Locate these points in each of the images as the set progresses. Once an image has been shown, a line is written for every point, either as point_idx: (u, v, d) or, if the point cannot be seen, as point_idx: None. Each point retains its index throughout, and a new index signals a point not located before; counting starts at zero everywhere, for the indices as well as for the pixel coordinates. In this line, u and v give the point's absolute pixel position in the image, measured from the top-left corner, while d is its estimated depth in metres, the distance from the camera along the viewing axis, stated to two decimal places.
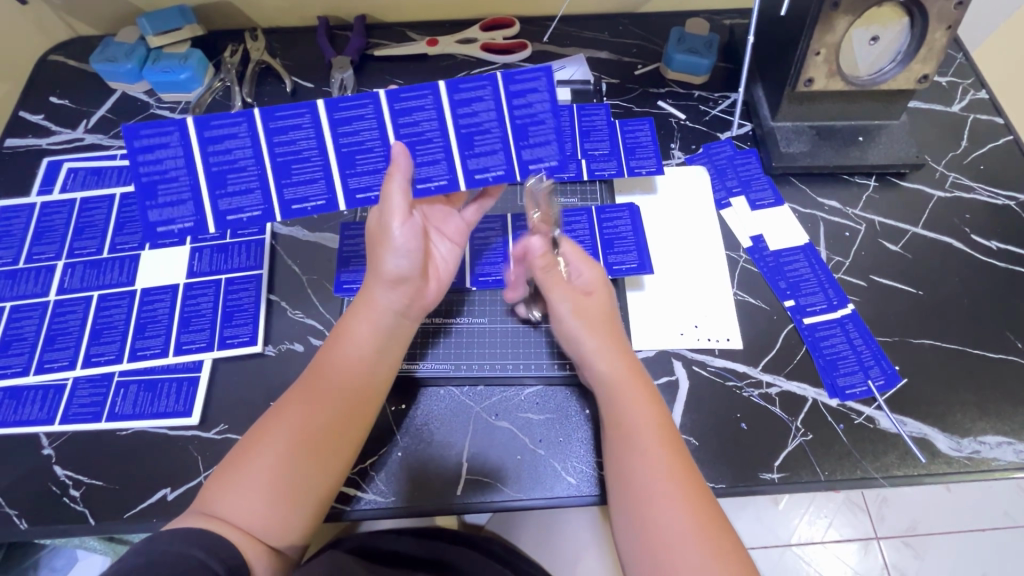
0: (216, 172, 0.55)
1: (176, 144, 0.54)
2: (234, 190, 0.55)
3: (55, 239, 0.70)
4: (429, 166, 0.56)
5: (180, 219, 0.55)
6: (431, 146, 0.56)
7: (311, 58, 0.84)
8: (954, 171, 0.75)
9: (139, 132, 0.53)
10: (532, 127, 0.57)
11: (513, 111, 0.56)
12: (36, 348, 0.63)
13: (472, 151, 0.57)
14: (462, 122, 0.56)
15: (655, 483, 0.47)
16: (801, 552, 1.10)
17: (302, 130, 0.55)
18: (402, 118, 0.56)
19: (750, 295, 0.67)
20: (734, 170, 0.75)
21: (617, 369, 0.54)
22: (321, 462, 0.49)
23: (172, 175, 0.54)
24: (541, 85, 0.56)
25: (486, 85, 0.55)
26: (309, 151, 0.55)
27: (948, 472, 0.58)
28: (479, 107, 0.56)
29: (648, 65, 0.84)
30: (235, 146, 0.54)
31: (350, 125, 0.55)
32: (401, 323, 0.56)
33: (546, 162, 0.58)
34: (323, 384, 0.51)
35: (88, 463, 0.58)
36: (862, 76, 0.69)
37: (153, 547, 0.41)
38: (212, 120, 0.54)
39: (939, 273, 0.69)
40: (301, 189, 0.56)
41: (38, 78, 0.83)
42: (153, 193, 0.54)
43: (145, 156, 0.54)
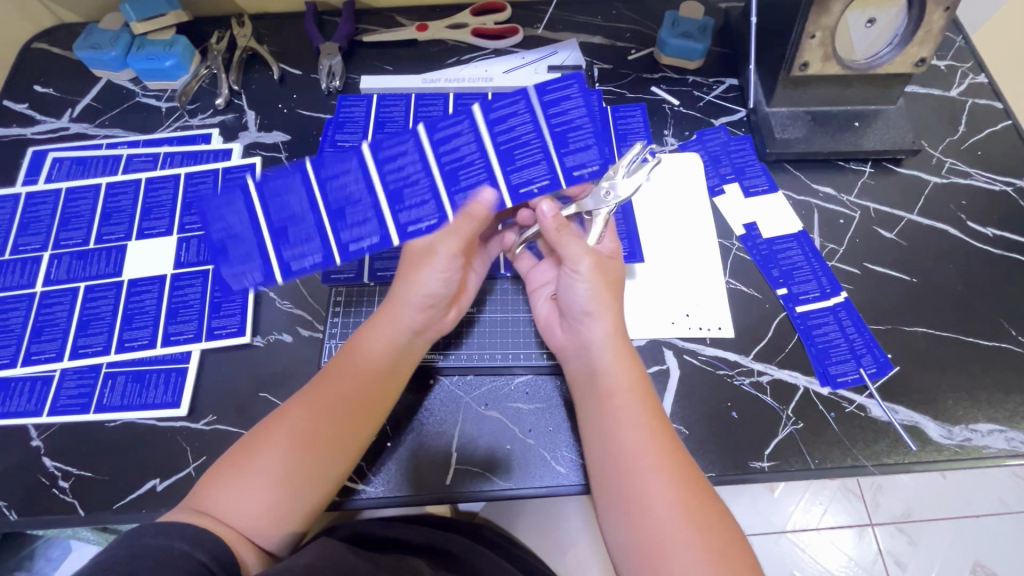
0: (279, 227, 0.58)
1: (241, 205, 0.58)
2: (296, 240, 0.58)
3: (41, 230, 0.69)
4: (474, 188, 0.56)
5: (252, 274, 0.59)
6: (473, 168, 0.56)
7: (299, 45, 0.83)
8: (951, 156, 0.74)
9: (212, 201, 0.58)
10: (570, 133, 0.57)
11: (549, 119, 0.57)
12: (23, 340, 0.63)
13: (514, 165, 0.57)
14: (500, 138, 0.56)
15: (644, 462, 0.47)
16: (796, 538, 1.11)
17: (351, 175, 0.57)
18: (442, 147, 0.57)
19: (742, 283, 0.67)
20: (728, 157, 0.74)
21: (617, 346, 0.53)
22: (319, 466, 0.49)
23: (239, 232, 0.58)
24: (573, 92, 0.57)
25: (519, 100, 0.57)
26: (360, 193, 0.57)
27: (939, 459, 0.58)
28: (515, 122, 0.56)
29: (642, 50, 0.83)
30: (293, 200, 0.57)
31: (394, 161, 0.57)
32: (417, 341, 0.56)
33: (590, 166, 0.57)
34: (332, 388, 0.52)
35: (77, 454, 0.58)
36: (858, 59, 0.68)
37: (135, 540, 0.39)
38: (270, 179, 0.58)
39: (934, 260, 0.68)
40: (357, 231, 0.57)
41: (21, 66, 0.81)
42: (224, 251, 0.59)
43: (217, 223, 0.59)
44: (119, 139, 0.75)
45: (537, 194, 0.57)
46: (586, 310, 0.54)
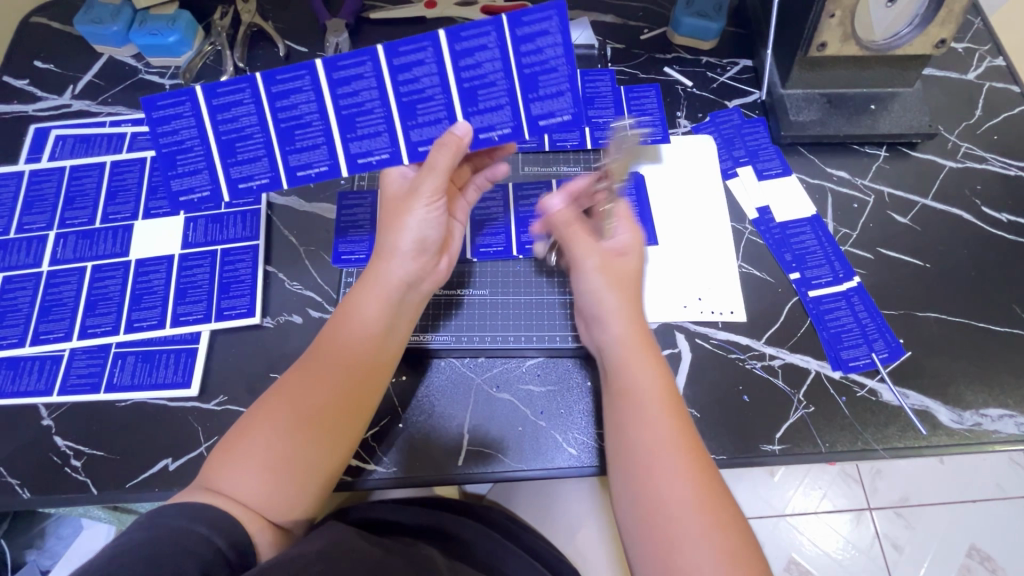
0: (226, 141, 0.54)
1: (188, 114, 0.53)
2: (244, 157, 0.55)
3: (46, 209, 0.68)
4: (431, 125, 0.54)
5: (199, 188, 0.56)
6: (432, 104, 0.53)
7: (304, 21, 0.81)
8: (967, 140, 0.74)
9: (155, 103, 0.53)
10: (542, 76, 0.53)
11: (520, 58, 0.52)
12: (30, 319, 0.63)
13: (476, 108, 0.53)
14: (465, 75, 0.52)
15: (653, 448, 0.47)
16: (795, 522, 1.12)
17: (303, 94, 0.52)
18: (401, 75, 0.52)
19: (754, 267, 0.66)
20: (742, 140, 0.73)
21: (634, 338, 0.54)
22: (319, 439, 0.48)
23: (187, 144, 0.54)
24: (552, 26, 0.51)
25: (490, 30, 0.51)
26: (310, 116, 0.53)
27: (949, 444, 0.58)
28: (483, 57, 0.52)
29: (655, 30, 0.81)
30: (241, 114, 0.53)
31: (349, 85, 0.52)
32: (409, 294, 0.56)
33: (558, 115, 0.54)
34: (326, 354, 0.51)
35: (87, 433, 0.58)
36: (877, 40, 0.66)
37: (155, 522, 0.39)
38: (218, 86, 0.53)
39: (947, 246, 0.68)
40: (306, 155, 0.54)
41: (21, 40, 0.80)
42: (171, 161, 0.55)
43: (162, 126, 0.54)
44: (122, 116, 0.74)
45: (495, 141, 0.54)
46: (606, 311, 0.55)
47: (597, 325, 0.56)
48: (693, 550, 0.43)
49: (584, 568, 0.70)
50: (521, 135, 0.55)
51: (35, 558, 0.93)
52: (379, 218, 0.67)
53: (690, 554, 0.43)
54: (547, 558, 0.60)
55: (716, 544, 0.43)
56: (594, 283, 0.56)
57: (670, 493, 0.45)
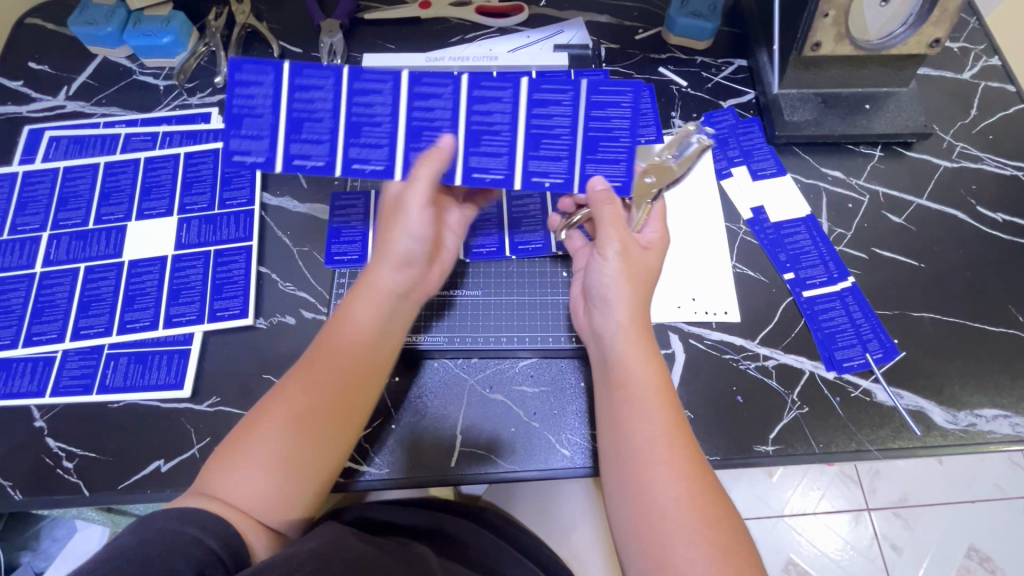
0: (295, 118, 0.55)
1: (270, 84, 0.54)
2: (307, 137, 0.55)
3: (40, 210, 0.68)
4: (490, 158, 0.56)
5: (254, 153, 0.55)
6: (497, 139, 0.56)
7: (299, 22, 0.81)
8: (962, 140, 0.73)
9: (241, 67, 0.54)
10: (603, 141, 0.56)
11: (589, 121, 0.56)
12: (23, 321, 0.63)
13: (535, 153, 0.56)
14: (534, 121, 0.55)
15: (642, 434, 0.48)
16: (793, 523, 1.12)
17: (381, 96, 0.55)
18: (477, 105, 0.55)
19: (749, 268, 0.66)
20: (737, 140, 0.73)
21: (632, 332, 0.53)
22: (317, 444, 0.48)
23: (258, 111, 0.54)
24: (625, 99, 0.56)
25: (568, 90, 0.55)
26: (382, 117, 0.55)
27: (943, 444, 0.58)
28: (555, 110, 0.55)
29: (649, 30, 0.81)
30: (320, 99, 0.55)
31: (426, 100, 0.55)
32: (401, 303, 0.55)
33: (613, 179, 0.57)
34: (323, 358, 0.51)
35: (80, 435, 0.58)
36: (871, 40, 0.66)
37: (144, 525, 0.39)
38: (306, 68, 0.54)
39: (942, 245, 0.67)
40: (365, 152, 0.56)
41: (15, 42, 0.80)
42: (236, 122, 0.55)
43: (241, 90, 0.54)
44: (116, 117, 0.74)
45: (546, 187, 0.57)
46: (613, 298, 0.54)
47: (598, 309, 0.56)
48: (683, 543, 0.43)
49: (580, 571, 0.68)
50: (570, 188, 0.57)
51: (30, 559, 0.92)
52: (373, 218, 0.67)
53: (682, 547, 0.43)
54: (541, 559, 0.60)
55: (699, 531, 0.43)
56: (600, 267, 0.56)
57: (657, 478, 0.46)
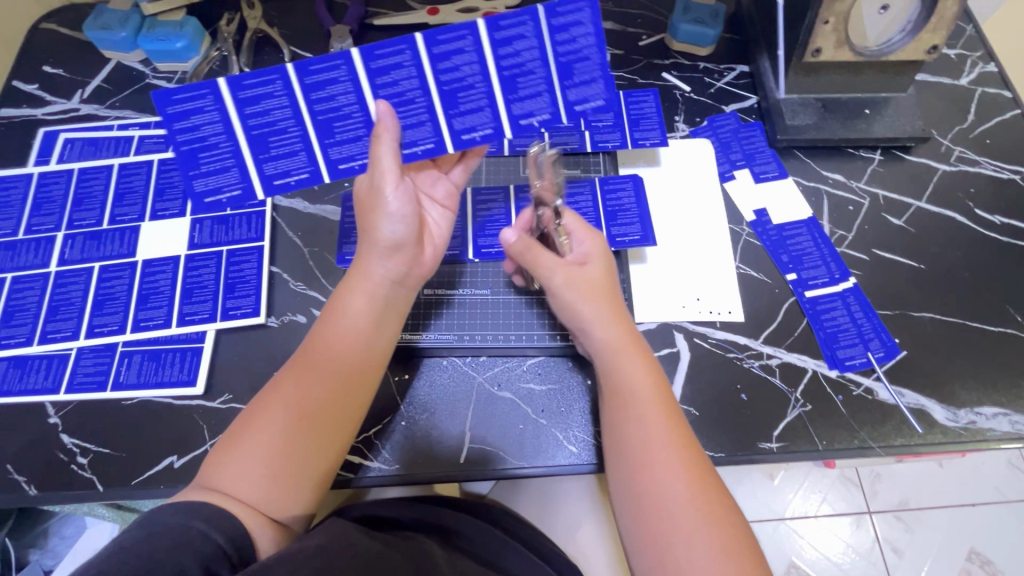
0: (256, 135, 0.54)
1: (212, 108, 0.52)
2: (278, 153, 0.55)
3: (54, 210, 0.69)
4: (472, 114, 0.55)
5: (228, 186, 0.56)
6: (473, 92, 0.54)
7: (309, 28, 0.82)
8: (960, 144, 0.75)
9: (171, 97, 0.51)
10: (576, 64, 0.54)
11: (557, 48, 0.53)
12: (38, 319, 0.63)
13: (516, 95, 0.55)
14: (504, 63, 0.53)
15: (652, 450, 0.48)
16: (795, 526, 1.12)
17: (339, 85, 0.52)
18: (441, 63, 0.53)
19: (752, 268, 0.67)
20: (739, 143, 0.74)
21: (619, 338, 0.54)
22: (310, 432, 0.49)
23: (212, 141, 0.53)
24: (585, 16, 0.53)
25: (527, 20, 0.52)
26: (350, 108, 0.53)
27: (944, 441, 0.59)
28: (522, 46, 0.53)
29: (653, 36, 0.83)
30: (274, 107, 0.53)
31: (388, 75, 0.53)
32: (395, 291, 0.55)
33: (592, 101, 0.56)
34: (318, 353, 0.52)
35: (95, 431, 0.59)
36: (870, 46, 0.68)
37: (158, 520, 0.40)
38: (245, 79, 0.51)
39: (941, 248, 0.69)
40: (346, 148, 0.55)
41: (30, 46, 0.81)
42: (194, 160, 0.54)
43: (181, 122, 0.52)
44: (130, 120, 0.75)
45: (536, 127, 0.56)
46: (587, 316, 0.55)
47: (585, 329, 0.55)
48: (685, 546, 0.44)
49: (587, 569, 0.68)
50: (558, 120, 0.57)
51: (38, 558, 0.93)
52: None
53: (685, 550, 0.44)
54: (547, 555, 0.60)
55: (717, 543, 0.44)
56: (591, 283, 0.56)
57: (675, 492, 0.46)
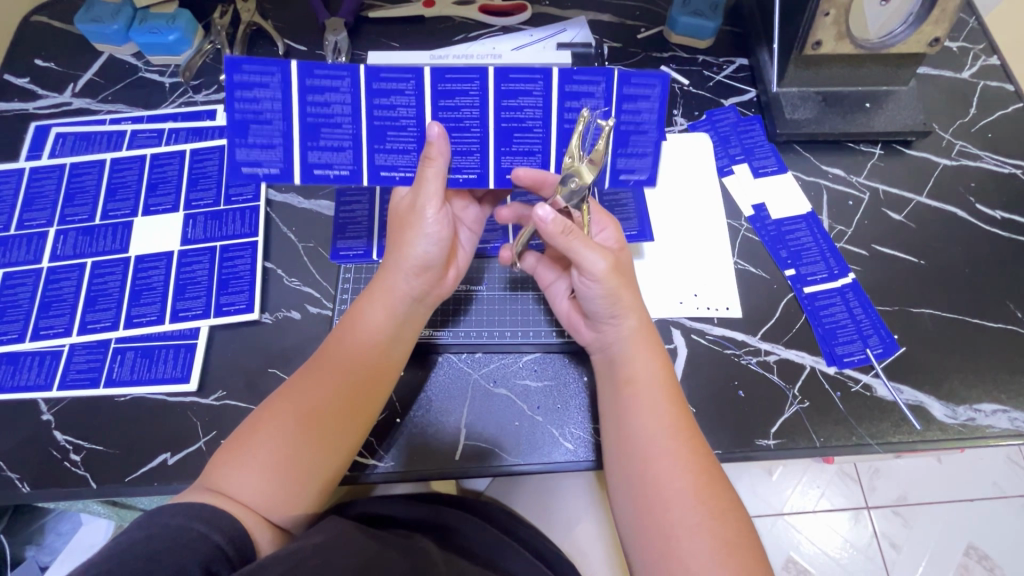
0: (310, 124, 0.52)
1: (277, 87, 0.51)
2: (326, 144, 0.53)
3: (46, 205, 0.69)
4: (522, 156, 0.55)
5: (267, 163, 0.53)
6: (529, 136, 0.54)
7: (303, 20, 0.81)
8: (961, 138, 0.74)
9: (242, 66, 0.50)
10: (634, 135, 0.55)
11: (620, 113, 0.54)
12: (30, 315, 0.63)
13: (568, 149, 0.55)
14: (566, 116, 0.54)
15: (659, 442, 0.48)
16: (793, 521, 1.12)
17: (404, 97, 0.52)
18: (505, 101, 0.53)
19: (750, 264, 0.67)
20: (738, 138, 0.74)
21: (635, 331, 0.54)
22: (328, 442, 0.49)
23: (267, 117, 0.51)
24: (655, 93, 0.54)
25: (600, 81, 0.53)
26: (407, 121, 0.53)
27: (943, 438, 0.58)
28: (586, 103, 0.53)
29: (651, 29, 0.82)
30: (336, 100, 0.52)
31: (451, 100, 0.52)
32: (416, 307, 0.56)
33: (638, 173, 0.57)
34: (339, 360, 0.52)
35: (87, 428, 0.59)
36: (872, 39, 0.67)
37: (153, 519, 0.40)
38: (318, 68, 0.51)
39: (941, 243, 0.68)
40: (393, 157, 0.54)
41: (20, 39, 0.80)
42: (244, 130, 0.52)
43: (243, 92, 0.51)
44: (123, 114, 0.75)
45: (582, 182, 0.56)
46: (609, 310, 0.53)
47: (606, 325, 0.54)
48: (688, 539, 0.43)
49: (582, 566, 0.68)
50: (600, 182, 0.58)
51: (34, 554, 0.93)
52: (377, 215, 0.68)
53: (686, 544, 0.43)
54: (544, 553, 0.60)
55: (720, 536, 0.43)
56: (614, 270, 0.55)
57: (682, 487, 0.45)
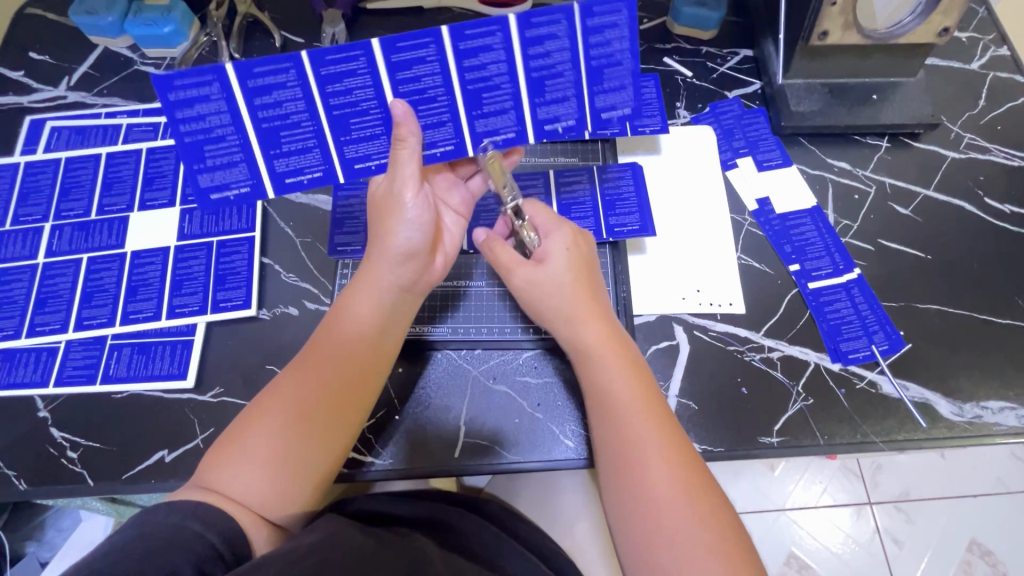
0: (267, 129, 0.51)
1: (219, 97, 0.49)
2: (289, 149, 0.53)
3: (41, 200, 0.68)
4: (495, 116, 0.54)
5: (235, 183, 0.54)
6: (499, 93, 0.53)
7: (301, 12, 0.80)
8: (970, 131, 0.73)
9: (173, 83, 0.48)
10: (607, 70, 0.52)
11: (589, 50, 0.51)
12: (26, 312, 0.62)
13: (542, 99, 0.53)
14: (533, 65, 0.51)
15: (637, 448, 0.47)
16: (795, 517, 1.12)
17: (358, 78, 0.50)
18: (467, 61, 0.50)
19: (754, 259, 0.66)
20: (742, 130, 0.73)
21: (601, 336, 0.53)
22: (319, 436, 0.48)
23: (218, 133, 0.51)
24: (621, 19, 0.50)
25: (561, 19, 0.49)
26: (368, 103, 0.51)
27: (949, 436, 0.58)
28: (552, 46, 0.50)
29: (654, 20, 0.80)
30: (285, 99, 0.50)
31: (409, 70, 0.50)
32: (404, 298, 0.55)
33: (620, 108, 0.55)
34: (324, 352, 0.51)
35: (85, 425, 0.58)
36: (880, 28, 0.65)
37: (148, 518, 0.40)
38: (256, 67, 0.48)
39: (949, 237, 0.67)
40: (363, 146, 0.54)
41: (15, 31, 0.79)
42: (199, 152, 0.52)
43: (186, 109, 0.49)
44: (118, 107, 0.74)
45: (560, 132, 0.56)
46: (560, 316, 0.54)
47: (563, 328, 0.55)
48: (671, 544, 0.43)
49: (582, 563, 0.68)
50: (584, 127, 0.56)
51: (35, 549, 0.93)
52: None
53: (670, 549, 0.43)
54: (545, 551, 0.60)
55: (706, 542, 0.43)
56: (555, 279, 0.55)
57: (663, 494, 0.45)
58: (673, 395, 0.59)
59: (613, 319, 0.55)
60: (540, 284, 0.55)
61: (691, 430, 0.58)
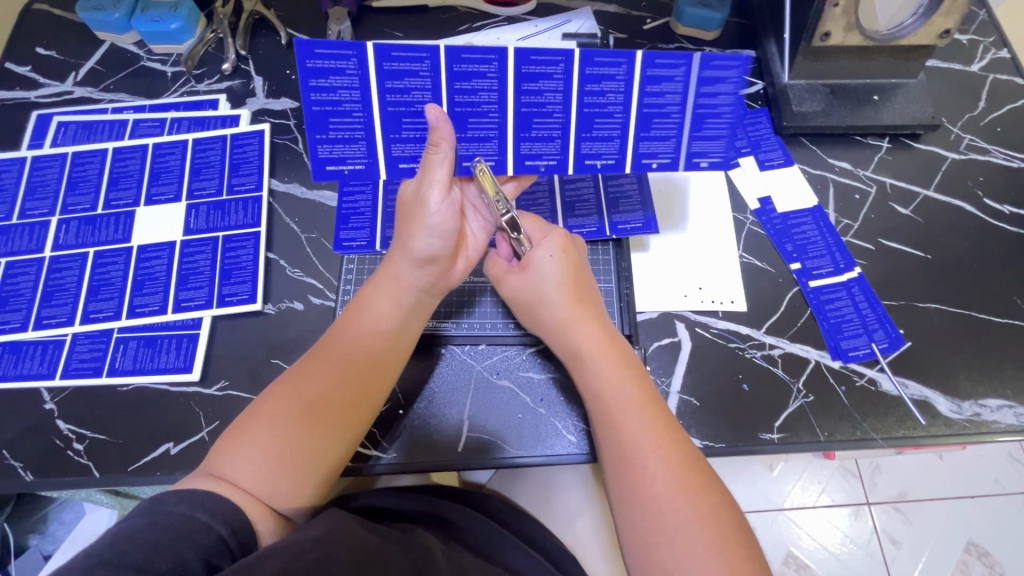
0: (391, 113, 0.51)
1: (354, 72, 0.48)
2: (409, 135, 0.53)
3: (48, 194, 0.68)
4: (601, 142, 0.55)
5: (352, 159, 0.54)
6: (610, 121, 0.54)
7: (306, 9, 0.81)
8: (970, 132, 0.73)
9: (314, 51, 0.47)
10: (709, 119, 0.53)
11: (698, 98, 0.52)
12: (33, 305, 0.63)
13: (647, 134, 0.55)
14: (646, 101, 0.52)
15: (635, 447, 0.48)
16: (793, 517, 1.12)
17: (486, 80, 0.50)
18: (590, 85, 0.51)
19: (755, 258, 0.66)
20: (744, 130, 0.73)
21: (599, 338, 0.54)
22: (327, 430, 0.49)
23: (346, 108, 0.50)
24: (733, 75, 0.50)
25: (681, 64, 0.50)
26: (488, 106, 0.52)
27: (947, 434, 0.58)
28: (667, 88, 0.51)
29: (657, 20, 0.81)
30: (415, 86, 0.50)
31: (536, 83, 0.51)
32: (423, 299, 0.56)
33: (711, 156, 0.55)
34: (338, 351, 0.52)
35: (90, 417, 0.58)
36: (881, 30, 0.66)
37: (159, 509, 0.40)
38: (394, 50, 0.48)
39: (948, 237, 0.68)
40: (474, 146, 0.54)
41: (22, 28, 0.80)
42: (323, 123, 0.51)
43: (319, 82, 0.49)
44: (125, 103, 0.74)
45: (598, 169, 0.57)
46: (562, 318, 0.55)
47: (559, 331, 0.55)
48: (671, 541, 0.43)
49: (582, 557, 0.69)
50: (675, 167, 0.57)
51: (38, 543, 0.94)
52: (382, 205, 0.67)
53: (669, 545, 0.43)
54: (546, 548, 0.60)
55: (705, 541, 0.43)
56: (544, 287, 0.56)
57: (658, 490, 0.45)
58: (674, 391, 0.60)
59: (608, 323, 0.56)
60: (529, 291, 0.57)
61: (692, 426, 0.58)
